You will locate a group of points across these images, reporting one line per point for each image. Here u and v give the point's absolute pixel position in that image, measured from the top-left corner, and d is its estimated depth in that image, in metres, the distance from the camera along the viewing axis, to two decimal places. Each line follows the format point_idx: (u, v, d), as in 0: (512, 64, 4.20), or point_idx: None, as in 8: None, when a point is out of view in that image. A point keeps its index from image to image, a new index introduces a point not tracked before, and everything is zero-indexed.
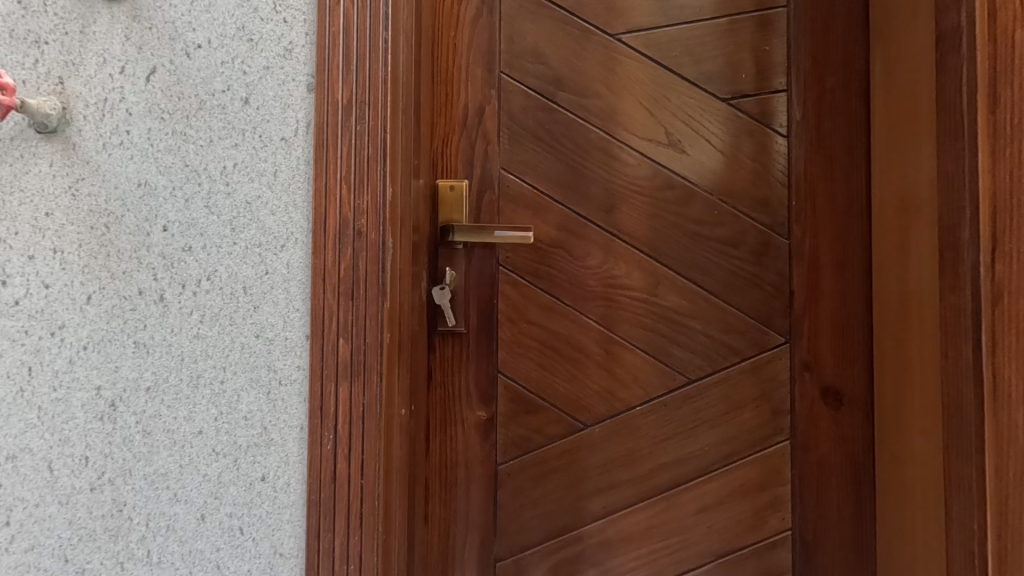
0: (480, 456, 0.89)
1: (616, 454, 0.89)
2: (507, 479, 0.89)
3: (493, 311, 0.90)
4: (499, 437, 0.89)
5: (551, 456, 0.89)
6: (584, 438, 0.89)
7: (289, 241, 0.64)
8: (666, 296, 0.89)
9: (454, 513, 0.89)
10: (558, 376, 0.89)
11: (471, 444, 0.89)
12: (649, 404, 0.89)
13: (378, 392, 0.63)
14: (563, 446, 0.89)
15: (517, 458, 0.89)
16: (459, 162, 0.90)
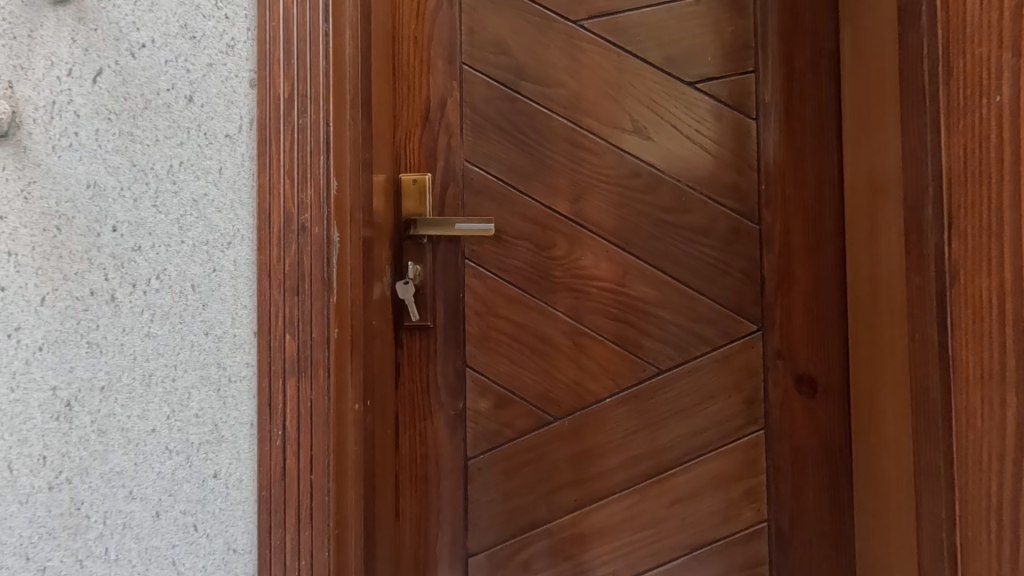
0: (448, 451, 0.89)
1: (586, 447, 0.88)
2: (477, 474, 0.89)
3: (459, 303, 0.89)
4: (468, 432, 0.89)
5: (519, 450, 0.88)
6: (553, 432, 0.88)
7: (236, 238, 0.64)
8: (636, 286, 0.88)
9: (425, 508, 0.88)
10: (526, 368, 0.88)
11: (439, 439, 0.89)
12: (618, 396, 0.87)
13: (325, 387, 0.63)
14: (532, 439, 0.88)
15: (486, 452, 0.89)
16: (422, 156, 0.90)
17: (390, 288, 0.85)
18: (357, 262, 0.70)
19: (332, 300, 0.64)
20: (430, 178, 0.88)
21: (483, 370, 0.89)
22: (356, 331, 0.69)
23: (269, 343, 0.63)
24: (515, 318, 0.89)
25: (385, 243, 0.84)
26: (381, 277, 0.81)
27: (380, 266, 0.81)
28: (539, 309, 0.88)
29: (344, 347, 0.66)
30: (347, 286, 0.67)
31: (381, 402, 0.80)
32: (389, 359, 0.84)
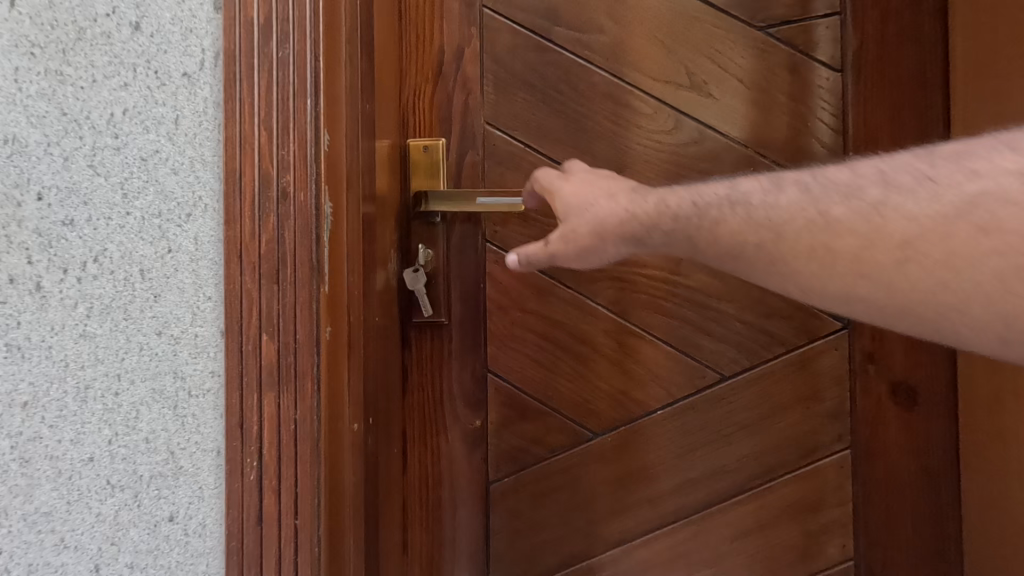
0: (467, 473, 0.74)
1: (634, 469, 0.73)
2: (500, 501, 0.74)
3: (478, 295, 0.74)
4: (490, 450, 0.74)
5: (551, 473, 0.74)
6: (593, 450, 0.73)
7: (196, 208, 0.49)
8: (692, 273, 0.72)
9: (439, 542, 0.74)
10: (561, 373, 0.73)
11: (456, 459, 0.74)
12: (672, 408, 0.73)
13: (314, 404, 0.48)
14: (568, 459, 0.74)
15: (512, 474, 0.74)
16: (435, 118, 0.75)
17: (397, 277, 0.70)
18: (355, 242, 0.55)
19: (323, 290, 0.49)
20: (443, 144, 0.73)
21: (508, 376, 0.74)
22: (355, 330, 0.54)
23: (242, 346, 0.48)
24: (547, 313, 0.74)
25: (389, 223, 0.68)
26: (384, 264, 0.66)
27: (384, 251, 0.66)
28: (576, 303, 0.73)
29: (339, 352, 0.51)
30: (342, 273, 0.52)
31: (386, 417, 0.65)
32: (394, 365, 0.70)
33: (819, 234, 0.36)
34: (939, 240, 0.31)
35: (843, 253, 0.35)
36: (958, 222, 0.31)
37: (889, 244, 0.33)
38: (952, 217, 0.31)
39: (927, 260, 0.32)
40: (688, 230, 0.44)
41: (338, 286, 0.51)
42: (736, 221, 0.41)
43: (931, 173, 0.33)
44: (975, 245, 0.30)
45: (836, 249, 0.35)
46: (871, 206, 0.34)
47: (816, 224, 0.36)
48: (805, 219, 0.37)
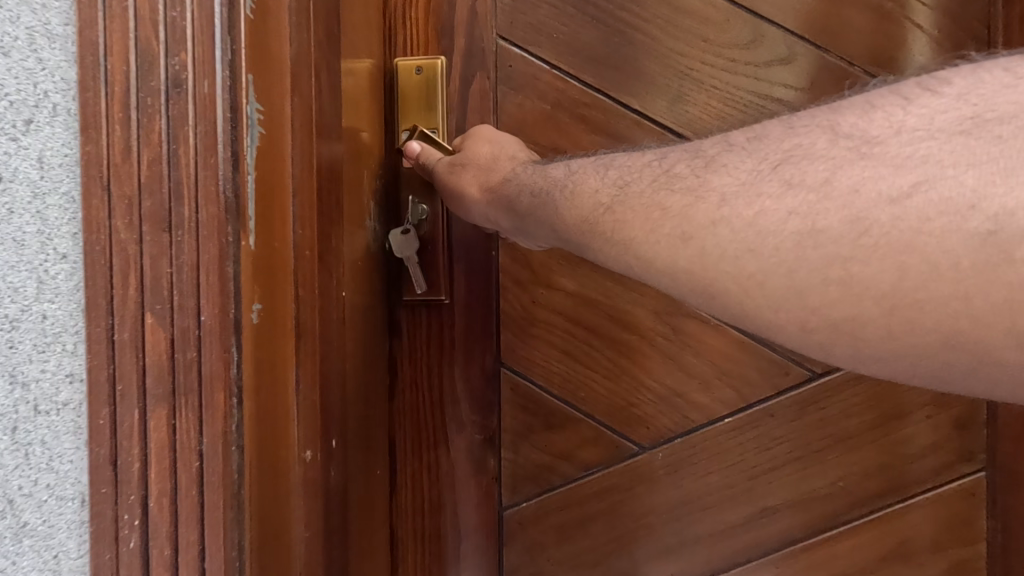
0: (474, 497, 0.56)
1: (694, 493, 0.56)
2: (517, 534, 0.57)
3: (492, 269, 0.56)
4: (502, 469, 0.56)
5: (583, 498, 0.56)
6: (642, 469, 0.56)
7: (36, 107, 0.28)
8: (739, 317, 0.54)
9: None
10: (597, 371, 0.56)
11: (460, 480, 0.56)
12: (744, 416, 0.55)
13: (229, 428, 0.30)
14: (608, 482, 0.56)
15: (533, 498, 0.57)
16: (431, 30, 0.56)
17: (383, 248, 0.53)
18: (306, 175, 0.36)
19: (246, 248, 0.31)
20: (445, 63, 0.54)
21: (529, 373, 0.56)
22: (307, 308, 0.36)
23: (110, 335, 0.29)
24: (579, 291, 0.55)
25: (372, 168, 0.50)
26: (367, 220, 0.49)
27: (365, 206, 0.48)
28: (619, 280, 0.55)
29: (274, 342, 0.33)
30: (281, 220, 0.34)
31: (360, 432, 0.47)
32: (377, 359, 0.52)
33: (658, 192, 0.33)
34: (754, 204, 0.29)
35: (674, 213, 0.32)
36: (770, 178, 0.29)
37: (711, 202, 0.30)
38: (771, 172, 0.29)
39: (743, 224, 0.29)
40: (549, 199, 0.42)
41: (274, 241, 0.33)
42: (589, 182, 0.39)
43: (763, 132, 0.31)
44: (780, 199, 0.28)
45: (669, 208, 0.32)
46: (706, 160, 0.32)
47: (649, 186, 0.34)
48: (645, 182, 0.35)
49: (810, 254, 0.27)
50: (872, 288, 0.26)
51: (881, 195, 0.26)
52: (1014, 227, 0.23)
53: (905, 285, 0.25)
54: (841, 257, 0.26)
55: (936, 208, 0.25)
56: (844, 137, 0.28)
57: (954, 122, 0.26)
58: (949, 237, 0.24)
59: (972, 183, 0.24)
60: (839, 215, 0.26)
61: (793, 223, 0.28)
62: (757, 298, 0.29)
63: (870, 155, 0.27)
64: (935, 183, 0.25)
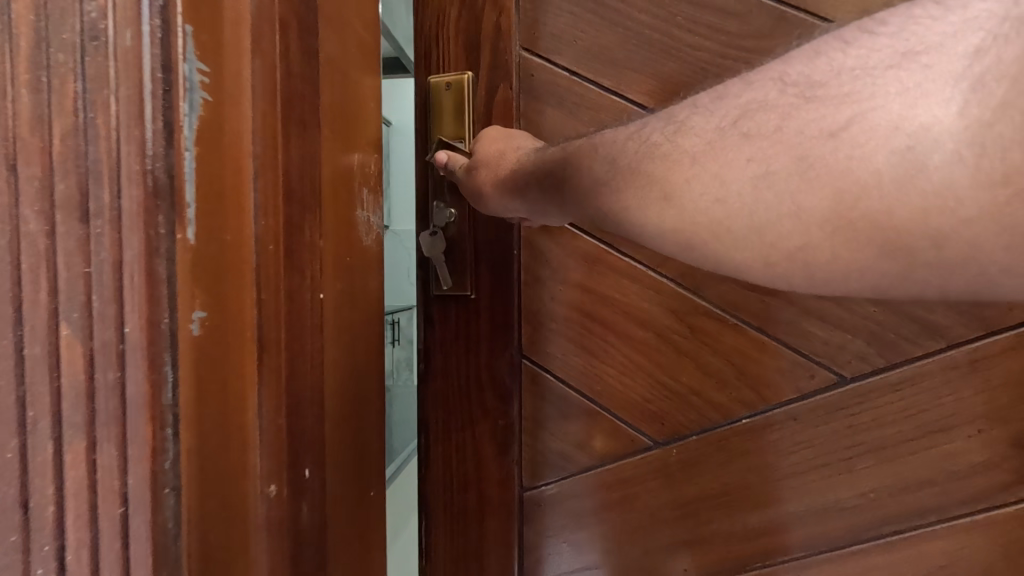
0: (496, 476, 0.61)
1: (709, 491, 0.56)
2: (536, 512, 0.61)
3: (516, 267, 0.59)
4: (522, 453, 0.61)
5: (599, 487, 0.59)
6: (655, 464, 0.57)
7: None
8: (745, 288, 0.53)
9: (466, 552, 0.63)
10: (614, 366, 0.58)
11: (484, 460, 0.62)
12: (765, 418, 0.54)
13: (162, 468, 0.21)
14: (623, 473, 0.58)
15: (551, 483, 0.60)
16: (459, 45, 0.61)
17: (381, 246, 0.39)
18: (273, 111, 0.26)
19: (184, 245, 0.21)
20: (469, 77, 0.60)
21: (548, 366, 0.60)
22: (272, 316, 0.26)
23: (20, 346, 0.19)
24: (593, 290, 0.58)
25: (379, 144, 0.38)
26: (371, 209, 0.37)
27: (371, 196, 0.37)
28: (632, 279, 0.57)
29: (221, 367, 0.23)
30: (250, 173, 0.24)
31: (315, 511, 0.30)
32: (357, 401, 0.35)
33: (642, 160, 0.29)
34: (717, 161, 0.26)
35: (656, 177, 0.28)
36: (729, 135, 0.26)
37: (684, 163, 0.27)
38: (729, 132, 0.26)
39: (712, 181, 0.26)
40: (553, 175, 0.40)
41: (225, 234, 0.23)
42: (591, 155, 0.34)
43: (722, 90, 0.28)
44: (737, 151, 0.26)
45: (653, 174, 0.28)
46: (670, 124, 0.29)
47: (626, 158, 0.31)
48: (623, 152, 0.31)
49: (767, 197, 0.25)
50: (816, 215, 0.24)
51: (820, 132, 0.24)
52: (930, 141, 0.22)
53: (847, 209, 0.24)
54: (791, 195, 0.25)
55: (870, 134, 0.23)
56: (793, 86, 0.25)
57: (881, 58, 0.23)
58: (875, 155, 0.23)
59: (899, 108, 0.23)
60: (786, 155, 0.24)
61: (751, 170, 0.25)
62: (726, 239, 0.26)
63: (814, 98, 0.24)
64: (869, 113, 0.23)
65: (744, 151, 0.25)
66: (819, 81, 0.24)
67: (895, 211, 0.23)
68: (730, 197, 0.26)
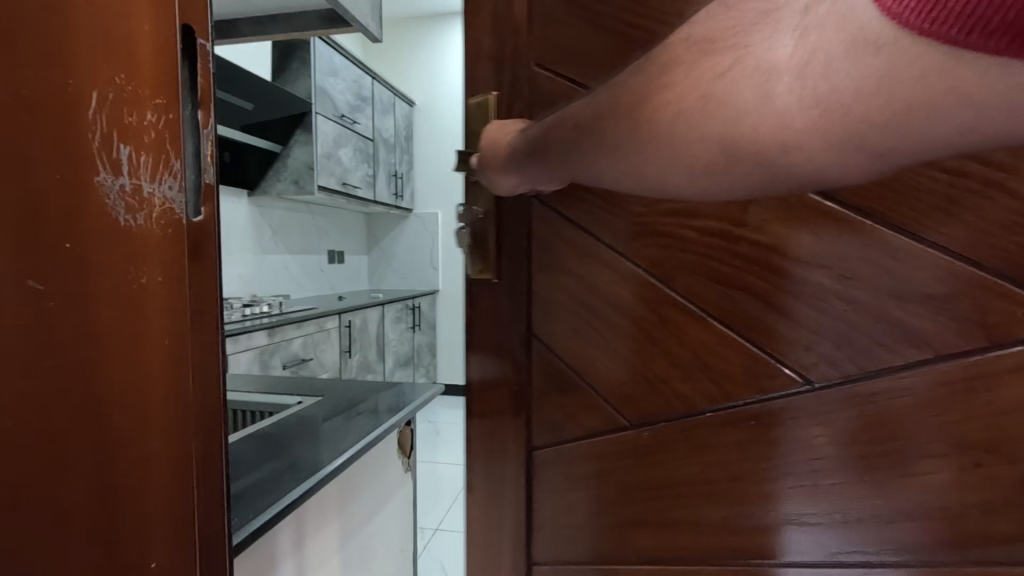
0: (511, 461, 0.43)
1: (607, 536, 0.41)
2: (551, 473, 0.43)
3: (516, 243, 0.42)
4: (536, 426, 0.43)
5: (596, 457, 0.41)
6: (607, 482, 0.41)
7: None
8: (774, 231, 0.34)
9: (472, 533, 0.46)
10: (628, 363, 0.40)
11: (502, 459, 0.44)
12: (768, 405, 0.35)
13: None
14: (610, 449, 0.41)
15: (567, 442, 0.42)
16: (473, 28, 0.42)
17: (183, 270, 0.19)
18: None
19: None
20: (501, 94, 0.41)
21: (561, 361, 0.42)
22: None
23: None
24: (569, 265, 0.41)
25: (173, 92, 0.19)
26: (137, 178, 0.18)
27: (145, 161, 0.18)
28: (626, 258, 0.39)
29: None
30: None
31: None
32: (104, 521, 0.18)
33: (596, 113, 0.28)
34: (633, 109, 0.25)
35: (598, 129, 0.27)
36: (637, 91, 0.25)
37: (626, 108, 0.25)
38: (642, 88, 0.25)
39: (637, 133, 0.25)
40: (563, 135, 0.31)
41: None
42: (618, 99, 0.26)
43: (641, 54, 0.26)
44: (645, 102, 0.24)
45: (592, 131, 0.28)
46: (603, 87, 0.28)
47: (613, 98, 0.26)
48: (612, 93, 0.27)
49: (679, 133, 0.23)
50: (702, 146, 0.22)
51: (700, 81, 0.22)
52: (778, 73, 0.19)
53: (731, 142, 0.21)
54: (691, 125, 0.22)
55: (739, 78, 0.21)
56: (682, 46, 0.24)
57: (751, 13, 0.21)
58: (739, 91, 0.21)
59: (759, 50, 0.20)
60: (684, 95, 0.23)
61: (665, 110, 0.23)
62: (650, 170, 0.25)
63: (705, 52, 0.22)
64: (742, 55, 0.21)
65: (639, 100, 0.25)
66: (701, 40, 0.23)
67: (756, 130, 0.20)
68: (647, 144, 0.25)
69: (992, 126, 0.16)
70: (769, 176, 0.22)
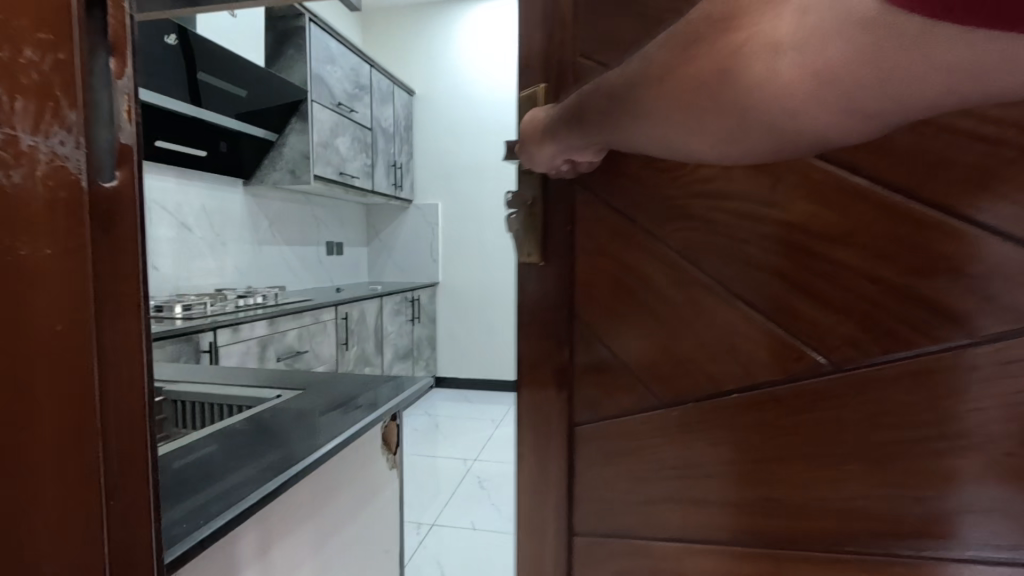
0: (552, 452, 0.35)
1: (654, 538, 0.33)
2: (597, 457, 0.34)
3: (548, 225, 0.34)
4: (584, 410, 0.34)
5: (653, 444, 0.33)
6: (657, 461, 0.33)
7: None
8: (828, 204, 0.27)
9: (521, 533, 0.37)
10: (660, 351, 0.31)
11: (547, 450, 0.35)
12: (799, 386, 0.28)
13: None
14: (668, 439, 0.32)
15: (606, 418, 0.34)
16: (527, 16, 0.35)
17: (83, 236, 0.21)
18: None
19: None
20: (552, 85, 0.34)
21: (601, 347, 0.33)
22: None
23: None
24: (592, 233, 0.33)
25: (67, 34, 0.20)
26: (16, 128, 0.19)
27: (25, 108, 0.19)
28: (653, 236, 0.31)
29: None
30: None
31: None
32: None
33: (606, 108, 0.26)
34: (634, 107, 0.24)
35: (606, 124, 0.26)
36: (634, 86, 0.23)
37: (625, 108, 0.24)
38: (636, 80, 0.23)
39: (646, 123, 0.24)
40: (588, 116, 0.27)
41: None
42: (634, 82, 0.24)
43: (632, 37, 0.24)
44: (644, 96, 0.23)
45: (607, 121, 0.26)
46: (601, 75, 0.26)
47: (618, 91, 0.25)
48: (622, 78, 0.24)
49: (685, 127, 0.22)
50: (718, 133, 0.21)
51: (695, 75, 0.20)
52: (779, 61, 0.18)
53: (742, 131, 0.20)
54: (698, 119, 0.21)
55: (740, 64, 0.19)
56: (673, 31, 0.21)
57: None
58: (741, 81, 0.19)
59: (754, 34, 0.18)
60: (679, 94, 0.21)
61: (663, 107, 0.22)
62: (667, 150, 0.24)
63: (691, 42, 0.20)
64: (735, 42, 0.19)
65: (651, 70, 0.22)
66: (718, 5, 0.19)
67: (770, 109, 0.19)
68: (658, 136, 0.24)
69: (971, 87, 0.15)
70: (780, 150, 0.20)
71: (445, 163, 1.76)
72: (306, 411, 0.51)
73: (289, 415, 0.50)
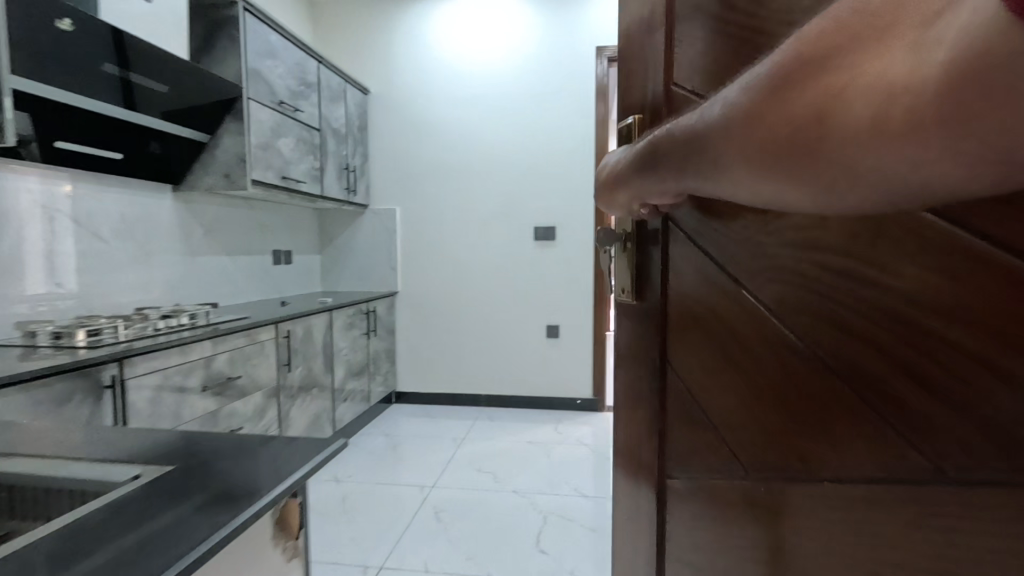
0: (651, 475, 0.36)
1: None
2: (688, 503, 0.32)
3: (649, 269, 0.35)
4: (681, 451, 0.33)
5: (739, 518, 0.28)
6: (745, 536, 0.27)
7: None
8: (941, 268, 0.17)
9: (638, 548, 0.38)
10: (749, 416, 0.26)
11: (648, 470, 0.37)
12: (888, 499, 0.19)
13: None
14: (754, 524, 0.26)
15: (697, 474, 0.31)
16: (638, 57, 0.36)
17: None
18: None
19: None
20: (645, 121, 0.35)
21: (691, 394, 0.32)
22: None
23: None
24: (686, 275, 0.31)
25: None
26: None
27: None
28: (744, 283, 0.26)
29: None
30: None
31: None
32: None
33: (680, 160, 0.21)
34: (712, 165, 0.19)
35: (683, 178, 0.22)
36: (713, 143, 0.19)
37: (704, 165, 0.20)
38: (716, 135, 0.18)
39: (727, 184, 0.19)
40: (662, 167, 0.23)
41: None
42: (709, 138, 0.19)
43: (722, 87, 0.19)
44: (725, 154, 0.18)
45: (687, 176, 0.21)
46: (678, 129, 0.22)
47: (697, 144, 0.20)
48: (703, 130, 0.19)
49: (778, 192, 0.17)
50: (821, 199, 0.16)
51: (784, 133, 0.15)
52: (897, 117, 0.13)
53: (854, 195, 0.15)
54: (791, 182, 0.16)
55: (854, 115, 0.14)
56: (764, 80, 0.16)
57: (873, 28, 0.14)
58: (848, 137, 0.14)
59: (868, 83, 0.13)
60: (766, 155, 0.16)
61: (747, 167, 0.17)
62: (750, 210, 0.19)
63: (779, 94, 0.16)
64: (842, 93, 0.14)
65: (732, 113, 0.17)
66: (821, 40, 0.15)
67: (882, 175, 0.14)
68: (742, 196, 0.19)
69: None
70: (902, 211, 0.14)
71: (404, 165, 1.68)
72: (253, 476, 0.34)
73: (244, 476, 0.34)
